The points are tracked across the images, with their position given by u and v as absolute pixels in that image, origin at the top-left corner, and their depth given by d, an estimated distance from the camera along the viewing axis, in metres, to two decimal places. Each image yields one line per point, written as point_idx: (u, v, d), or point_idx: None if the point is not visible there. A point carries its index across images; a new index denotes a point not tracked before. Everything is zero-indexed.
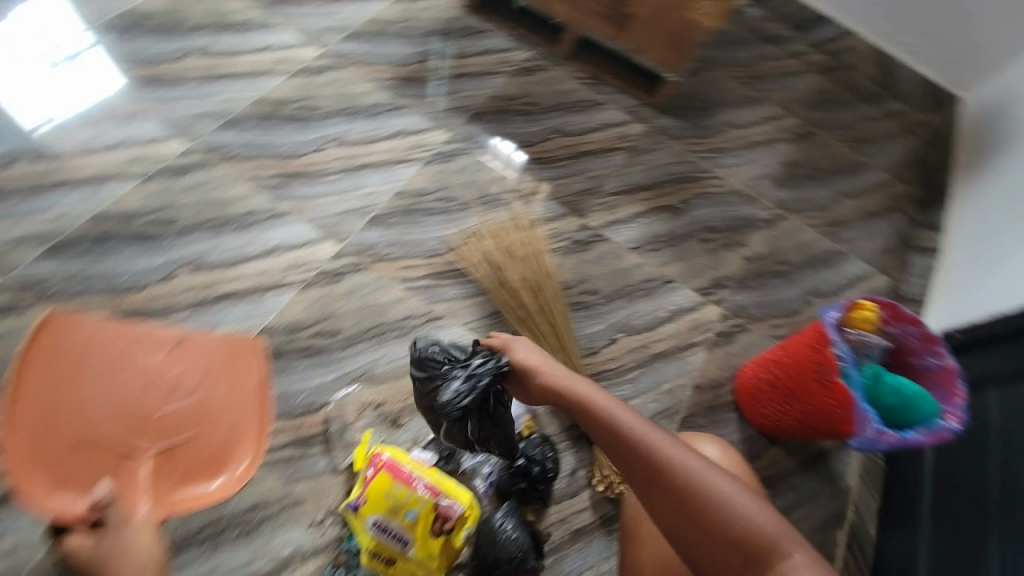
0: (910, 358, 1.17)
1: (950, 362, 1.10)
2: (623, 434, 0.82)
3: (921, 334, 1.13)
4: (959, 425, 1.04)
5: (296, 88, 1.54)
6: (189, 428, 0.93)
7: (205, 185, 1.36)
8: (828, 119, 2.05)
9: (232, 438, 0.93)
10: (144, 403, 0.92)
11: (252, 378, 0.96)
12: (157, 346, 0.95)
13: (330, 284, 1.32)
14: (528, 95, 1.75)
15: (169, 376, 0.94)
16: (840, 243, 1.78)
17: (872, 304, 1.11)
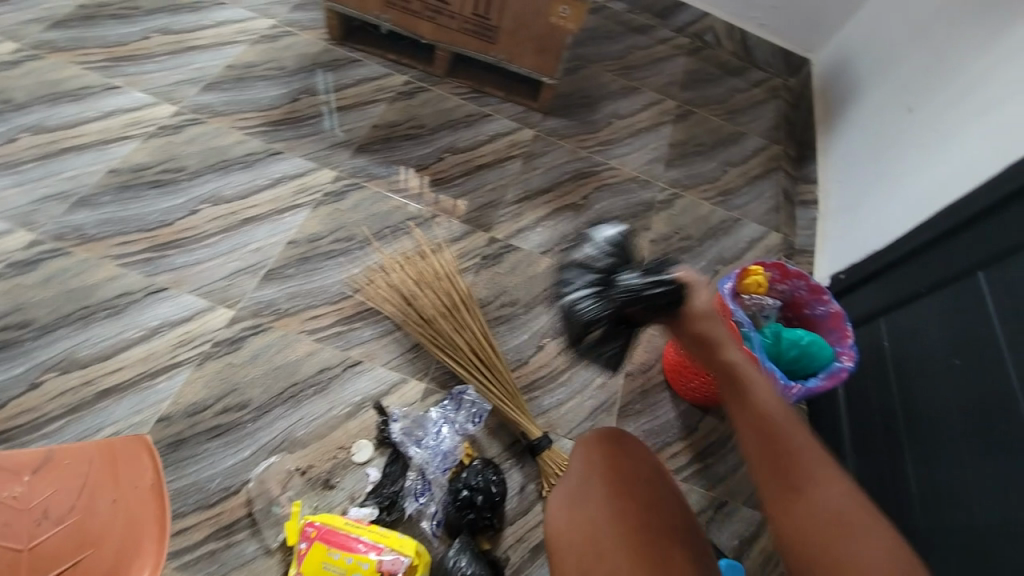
0: (804, 309, 1.26)
1: (835, 307, 1.20)
2: (772, 419, 0.75)
3: (808, 286, 1.22)
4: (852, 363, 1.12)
5: (155, 151, 1.44)
6: (70, 558, 0.71)
7: (64, 274, 1.23)
8: (702, 96, 2.19)
9: (126, 553, 0.72)
10: (6, 546, 0.70)
11: (147, 476, 0.78)
12: (15, 473, 0.74)
13: (229, 352, 1.22)
14: (412, 118, 1.74)
15: (37, 505, 0.73)
16: (733, 210, 1.90)
17: (760, 269, 1.21)
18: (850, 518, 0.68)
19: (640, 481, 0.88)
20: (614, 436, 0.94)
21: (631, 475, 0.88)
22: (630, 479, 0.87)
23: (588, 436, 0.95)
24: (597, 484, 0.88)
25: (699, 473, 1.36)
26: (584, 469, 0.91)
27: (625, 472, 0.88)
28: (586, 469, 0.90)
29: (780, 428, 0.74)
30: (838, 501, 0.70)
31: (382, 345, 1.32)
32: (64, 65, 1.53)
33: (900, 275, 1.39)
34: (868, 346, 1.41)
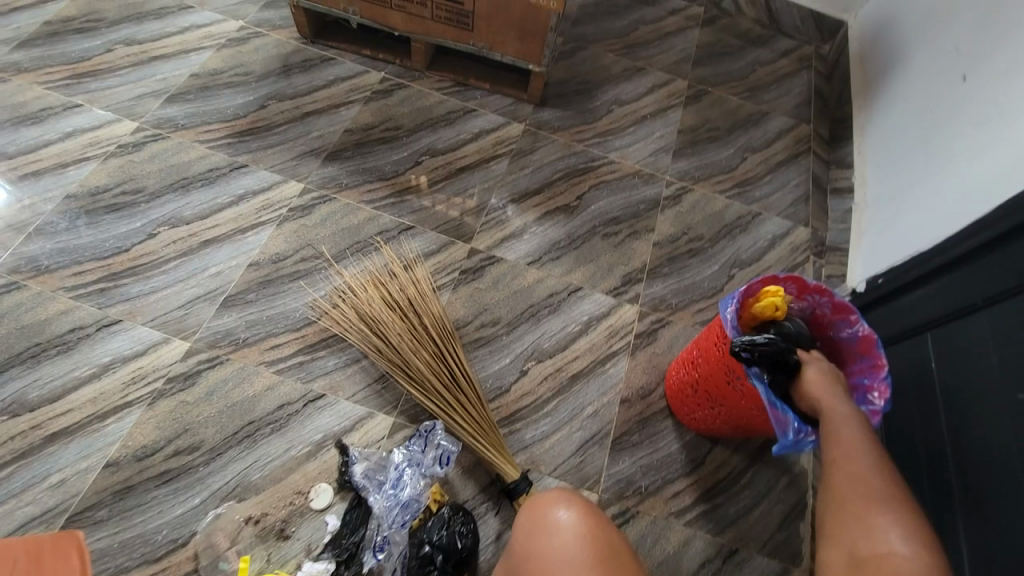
0: (830, 331, 1.06)
1: (865, 329, 0.99)
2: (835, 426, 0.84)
3: (833, 304, 1.03)
4: (885, 403, 0.94)
5: (114, 173, 1.38)
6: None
7: (16, 310, 1.18)
8: (718, 73, 1.95)
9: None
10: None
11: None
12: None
13: (182, 389, 1.14)
14: (388, 119, 1.60)
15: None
16: (752, 203, 1.67)
17: (773, 286, 1.02)
18: (883, 509, 0.71)
19: (586, 563, 0.72)
20: (564, 504, 0.78)
21: (575, 556, 0.73)
22: (574, 562, 0.72)
23: (536, 502, 0.80)
24: (541, 563, 0.74)
25: (704, 515, 1.19)
26: (525, 547, 0.77)
27: (568, 552, 0.73)
28: (528, 546, 0.76)
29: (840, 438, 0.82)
30: (877, 494, 0.73)
31: (347, 375, 1.21)
32: (27, 86, 1.48)
33: (953, 281, 1.15)
34: (913, 366, 1.20)
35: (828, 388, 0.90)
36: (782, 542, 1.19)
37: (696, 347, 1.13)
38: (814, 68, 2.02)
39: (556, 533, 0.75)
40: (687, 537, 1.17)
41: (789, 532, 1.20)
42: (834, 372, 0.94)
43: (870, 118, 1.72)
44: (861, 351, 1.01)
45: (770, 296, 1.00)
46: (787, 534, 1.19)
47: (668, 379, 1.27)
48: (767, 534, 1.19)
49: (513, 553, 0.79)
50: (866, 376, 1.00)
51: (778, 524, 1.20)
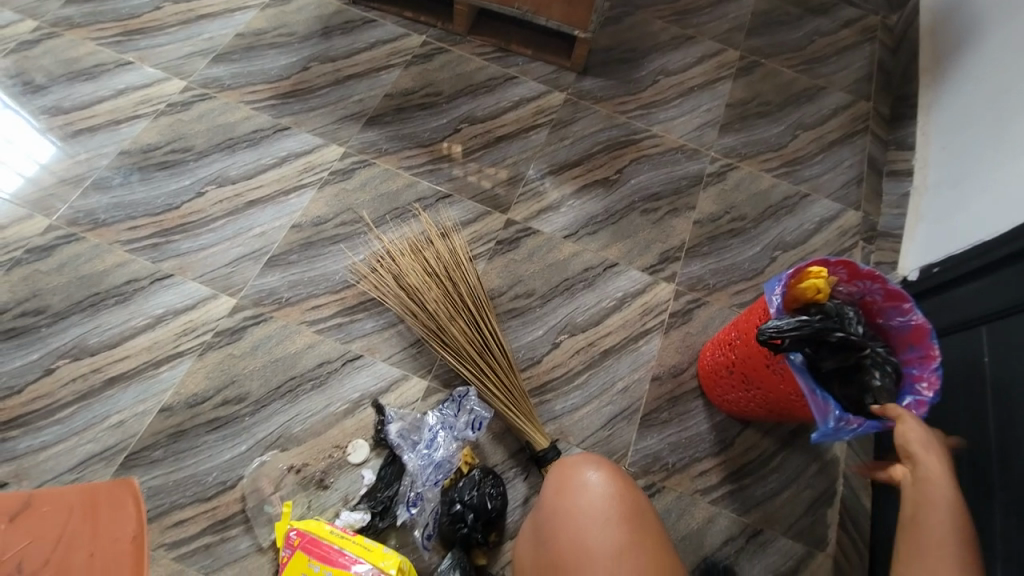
0: (879, 317, 1.02)
1: (920, 319, 0.94)
2: (933, 521, 0.71)
3: (885, 290, 0.98)
4: (934, 394, 0.90)
5: (163, 131, 1.41)
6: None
7: (76, 260, 1.24)
8: (773, 43, 1.84)
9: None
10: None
11: (129, 527, 0.54)
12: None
13: (229, 343, 1.20)
14: (428, 84, 1.58)
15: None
16: (801, 183, 1.60)
17: (822, 269, 0.97)
18: None
19: (612, 520, 0.75)
20: (592, 466, 0.80)
21: (602, 513, 0.76)
22: (601, 520, 0.76)
23: (564, 463, 0.82)
24: (568, 520, 0.76)
25: (731, 495, 1.20)
26: (551, 505, 0.79)
27: (595, 510, 0.76)
28: (555, 504, 0.79)
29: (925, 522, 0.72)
30: None
31: (384, 339, 1.24)
32: (79, 41, 1.51)
33: (1018, 273, 1.09)
34: (963, 361, 1.15)
35: (926, 461, 0.77)
36: (808, 527, 1.18)
37: (736, 327, 1.11)
38: (878, 41, 1.89)
39: (584, 492, 0.78)
40: (712, 514, 1.18)
41: (816, 517, 1.19)
42: (938, 438, 0.79)
43: (937, 95, 1.61)
44: (910, 340, 0.97)
45: (819, 279, 0.95)
46: (814, 519, 1.19)
47: (702, 360, 1.26)
48: (794, 517, 1.19)
49: (538, 509, 0.82)
50: (914, 365, 0.96)
51: (805, 509, 1.20)
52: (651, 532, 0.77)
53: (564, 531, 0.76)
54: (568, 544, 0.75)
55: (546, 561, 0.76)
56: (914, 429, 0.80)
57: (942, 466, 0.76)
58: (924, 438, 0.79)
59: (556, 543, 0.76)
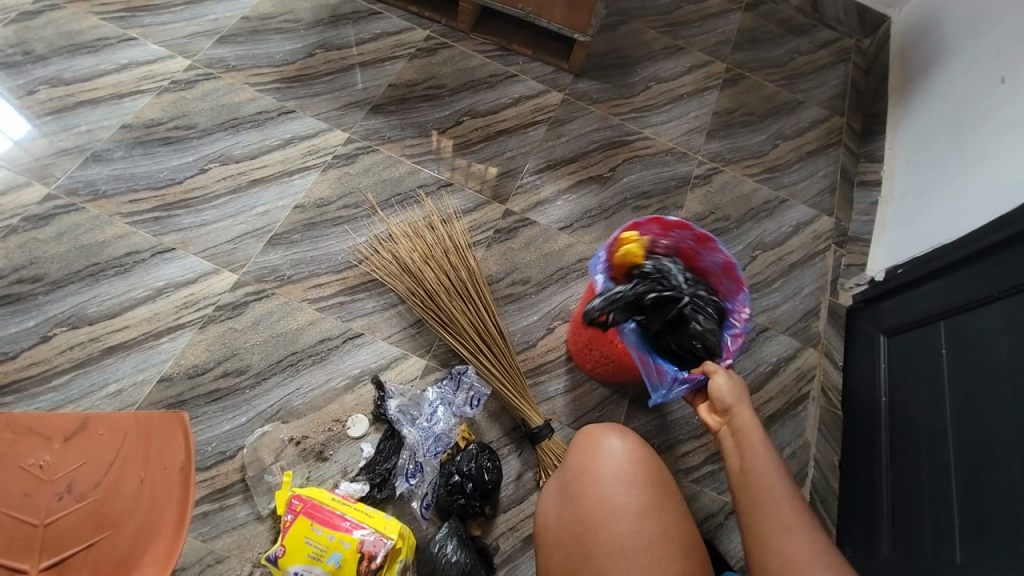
0: (698, 260, 1.13)
1: (725, 256, 1.06)
2: (758, 475, 0.78)
3: (694, 236, 1.09)
4: (745, 325, 1.03)
5: (166, 108, 1.42)
6: (83, 541, 0.66)
7: (75, 230, 1.24)
8: (757, 58, 1.95)
9: (145, 537, 0.67)
10: (18, 522, 0.65)
11: (178, 456, 0.71)
12: (42, 438, 0.70)
13: (231, 318, 1.21)
14: (431, 78, 1.63)
15: (59, 478, 0.69)
16: (780, 189, 1.71)
17: (634, 232, 1.07)
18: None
19: (636, 484, 0.81)
20: (616, 434, 0.87)
21: (630, 476, 0.82)
22: (627, 483, 0.81)
23: (589, 431, 0.88)
24: (594, 483, 0.82)
25: (713, 475, 1.27)
26: (578, 467, 0.85)
27: (623, 473, 0.82)
28: (583, 466, 0.84)
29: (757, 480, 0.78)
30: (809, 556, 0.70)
31: (385, 318, 1.27)
32: (82, 15, 1.51)
33: (970, 275, 1.21)
34: (923, 353, 1.26)
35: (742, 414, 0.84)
36: None
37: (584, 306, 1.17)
38: (853, 61, 2.01)
39: (610, 458, 0.84)
40: (695, 492, 1.25)
41: None
42: (743, 389, 0.88)
43: (904, 113, 1.74)
44: (721, 278, 1.10)
45: (634, 238, 1.06)
46: None
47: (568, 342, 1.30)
48: None
49: (561, 476, 0.87)
50: (732, 301, 1.09)
51: None
52: (669, 495, 0.83)
53: (591, 491, 0.81)
54: (595, 504, 0.80)
55: (574, 522, 0.81)
56: (726, 386, 0.87)
57: (752, 415, 0.84)
58: (735, 390, 0.87)
59: (583, 505, 0.81)
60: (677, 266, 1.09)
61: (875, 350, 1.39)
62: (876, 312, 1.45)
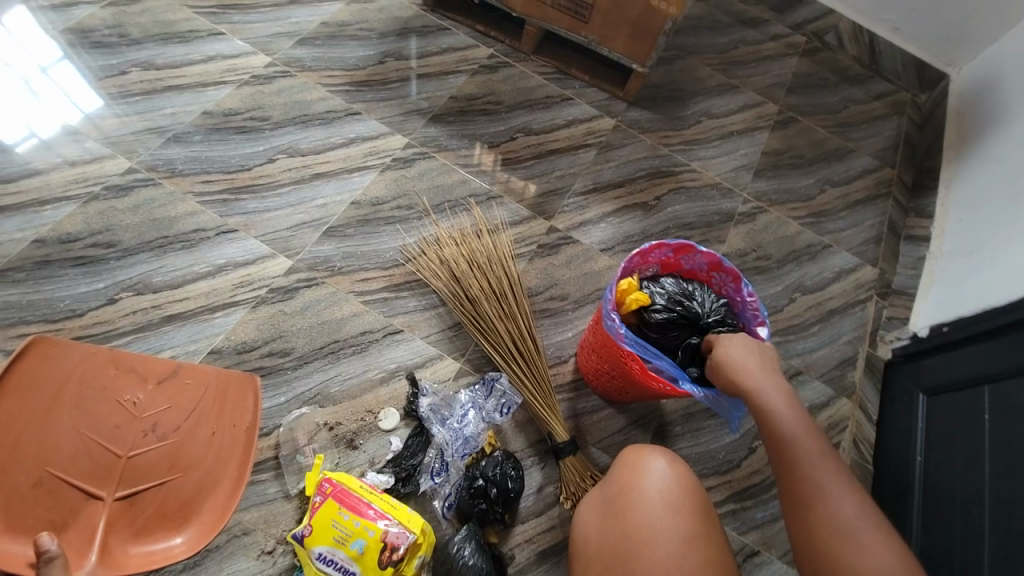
0: (683, 269, 1.16)
1: (708, 255, 1.10)
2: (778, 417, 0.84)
3: (670, 249, 1.12)
4: (763, 308, 1.07)
5: (244, 99, 1.52)
6: (156, 478, 0.97)
7: (150, 203, 1.33)
8: (810, 103, 1.97)
9: (203, 490, 0.99)
10: (108, 451, 0.96)
11: (243, 419, 1.02)
12: (142, 381, 1.01)
13: (282, 301, 1.27)
14: (491, 93, 1.70)
15: (146, 416, 1.00)
16: (825, 234, 1.70)
17: (626, 281, 1.06)
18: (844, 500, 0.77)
19: (682, 510, 0.81)
20: (664, 457, 0.87)
21: (677, 499, 0.83)
22: (674, 507, 0.82)
23: (636, 450, 0.89)
24: (639, 501, 0.83)
25: (735, 514, 1.24)
26: (623, 483, 0.86)
27: (670, 495, 0.83)
28: (630, 482, 0.86)
29: (784, 431, 0.83)
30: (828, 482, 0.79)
31: (424, 318, 1.31)
32: (177, 7, 1.63)
33: (1020, 340, 1.18)
34: (966, 415, 1.22)
35: (754, 370, 0.89)
36: None
37: (606, 360, 1.15)
38: (908, 115, 2.01)
39: (656, 478, 0.85)
40: None
41: None
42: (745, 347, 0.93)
43: (958, 171, 1.72)
44: (711, 274, 1.14)
45: (631, 283, 1.06)
46: None
47: (589, 384, 1.29)
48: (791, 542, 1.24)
49: (606, 490, 0.89)
50: (731, 291, 1.13)
51: None
52: (713, 524, 0.83)
53: (636, 509, 0.82)
54: (639, 523, 0.81)
55: (616, 540, 0.82)
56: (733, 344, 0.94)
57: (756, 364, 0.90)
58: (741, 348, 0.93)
59: (628, 520, 0.82)
60: (673, 283, 1.11)
61: (913, 407, 1.36)
62: (917, 368, 1.42)
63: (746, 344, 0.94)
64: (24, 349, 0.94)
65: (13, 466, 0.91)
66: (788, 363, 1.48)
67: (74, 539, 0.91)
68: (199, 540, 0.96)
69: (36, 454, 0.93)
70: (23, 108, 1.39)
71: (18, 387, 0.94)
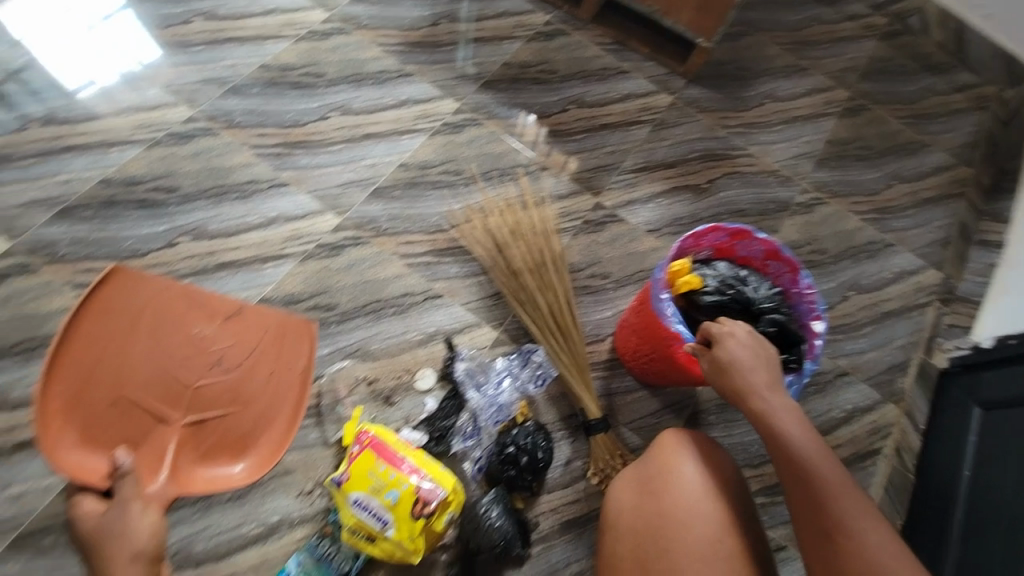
0: (737, 256, 1.11)
1: (766, 242, 1.05)
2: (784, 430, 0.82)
3: (725, 233, 1.08)
4: (820, 302, 1.02)
5: (301, 54, 1.52)
6: (220, 409, 0.92)
7: (209, 152, 1.36)
8: (885, 91, 1.83)
9: (262, 425, 0.93)
10: (177, 380, 0.90)
11: (301, 361, 0.95)
12: (209, 315, 0.94)
13: (328, 257, 1.29)
14: (545, 62, 1.65)
15: (212, 350, 0.93)
16: (887, 232, 1.61)
17: (677, 263, 1.04)
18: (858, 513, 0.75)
19: (721, 494, 0.82)
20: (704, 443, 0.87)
21: (716, 483, 0.83)
22: (713, 490, 0.82)
23: (677, 433, 0.88)
24: (678, 482, 0.83)
25: (764, 509, 1.22)
26: (663, 464, 0.85)
27: (710, 479, 0.83)
28: (670, 462, 0.85)
29: (792, 445, 0.81)
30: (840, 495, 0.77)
31: (464, 285, 1.31)
32: None
33: None
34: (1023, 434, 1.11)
35: (757, 376, 0.87)
36: None
37: (647, 342, 1.13)
38: (993, 110, 1.85)
39: (698, 461, 0.85)
40: None
41: None
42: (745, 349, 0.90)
43: None
44: (766, 263, 1.09)
45: (681, 265, 1.04)
46: None
47: (625, 364, 1.27)
48: None
49: (641, 468, 0.88)
50: (787, 282, 1.08)
51: None
52: (748, 513, 0.83)
53: (674, 491, 0.82)
54: (677, 503, 0.81)
55: (653, 518, 0.82)
56: (737, 346, 0.90)
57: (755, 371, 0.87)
58: (742, 352, 0.89)
59: (665, 500, 0.82)
60: (725, 270, 1.07)
61: (967, 421, 1.26)
62: (976, 379, 1.30)
63: (748, 345, 0.90)
64: (105, 277, 0.88)
65: (90, 387, 0.87)
66: (833, 362, 1.43)
67: (145, 459, 0.87)
68: (259, 471, 0.91)
69: (103, 378, 0.87)
70: (89, 54, 1.43)
71: (95, 312, 0.88)
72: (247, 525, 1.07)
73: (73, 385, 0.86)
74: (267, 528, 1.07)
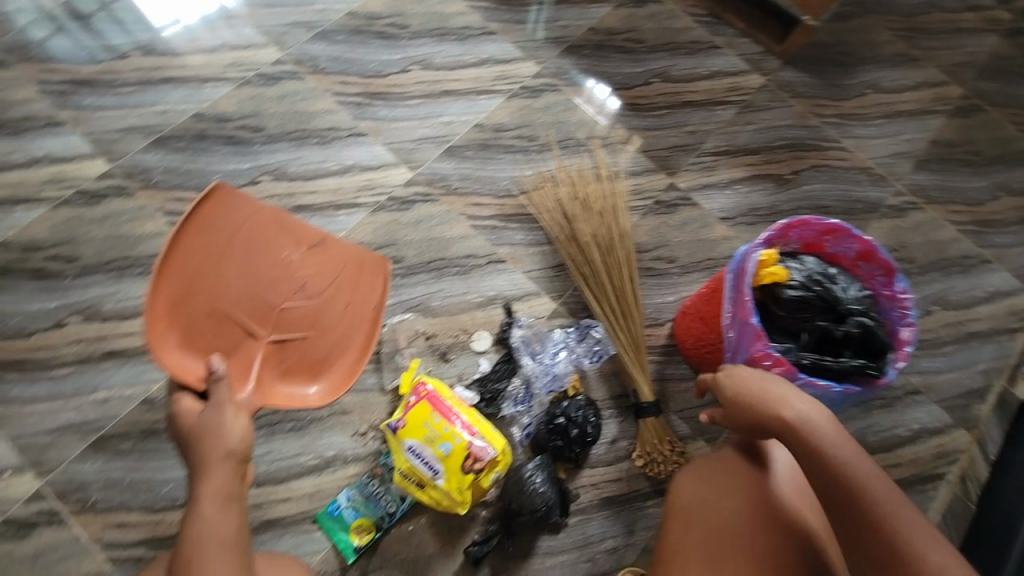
0: (824, 252, 1.05)
1: (862, 241, 0.99)
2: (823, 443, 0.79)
3: (818, 228, 1.02)
4: (913, 310, 0.97)
5: (387, 4, 1.51)
6: (300, 332, 0.97)
7: (294, 96, 1.39)
8: (1007, 91, 1.65)
9: (336, 353, 0.98)
10: (265, 300, 0.95)
11: (375, 297, 1.00)
12: (297, 242, 0.98)
13: (398, 211, 1.31)
14: (633, 30, 1.57)
15: (296, 276, 0.97)
16: (985, 247, 1.48)
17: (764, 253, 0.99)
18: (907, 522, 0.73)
19: (791, 500, 0.88)
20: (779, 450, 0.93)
21: (788, 490, 0.89)
22: (784, 494, 0.88)
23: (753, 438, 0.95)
24: (749, 482, 0.90)
25: None
26: (734, 465, 0.93)
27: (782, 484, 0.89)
28: (743, 464, 0.92)
29: (835, 454, 0.78)
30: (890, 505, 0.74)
31: (528, 253, 1.31)
32: None
33: None
34: None
35: (776, 393, 0.85)
36: None
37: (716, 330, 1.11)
38: None
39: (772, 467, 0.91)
40: None
41: None
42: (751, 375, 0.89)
43: None
44: (856, 264, 1.03)
45: (769, 256, 0.99)
46: None
47: (682, 351, 1.25)
48: None
49: (713, 466, 0.95)
50: (878, 285, 1.02)
51: None
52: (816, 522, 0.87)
53: (745, 489, 0.89)
54: (746, 502, 0.88)
55: (722, 511, 0.89)
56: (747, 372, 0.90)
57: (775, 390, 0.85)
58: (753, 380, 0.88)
59: (735, 497, 0.89)
60: (813, 265, 1.01)
61: None
62: None
63: (753, 377, 0.89)
64: (207, 193, 0.91)
65: (189, 295, 0.91)
66: (905, 378, 1.35)
67: (235, 368, 0.93)
68: (334, 393, 0.97)
69: (200, 288, 0.92)
70: None
71: (196, 226, 0.92)
72: (305, 455, 1.13)
73: (174, 291, 0.91)
74: (323, 460, 1.13)
